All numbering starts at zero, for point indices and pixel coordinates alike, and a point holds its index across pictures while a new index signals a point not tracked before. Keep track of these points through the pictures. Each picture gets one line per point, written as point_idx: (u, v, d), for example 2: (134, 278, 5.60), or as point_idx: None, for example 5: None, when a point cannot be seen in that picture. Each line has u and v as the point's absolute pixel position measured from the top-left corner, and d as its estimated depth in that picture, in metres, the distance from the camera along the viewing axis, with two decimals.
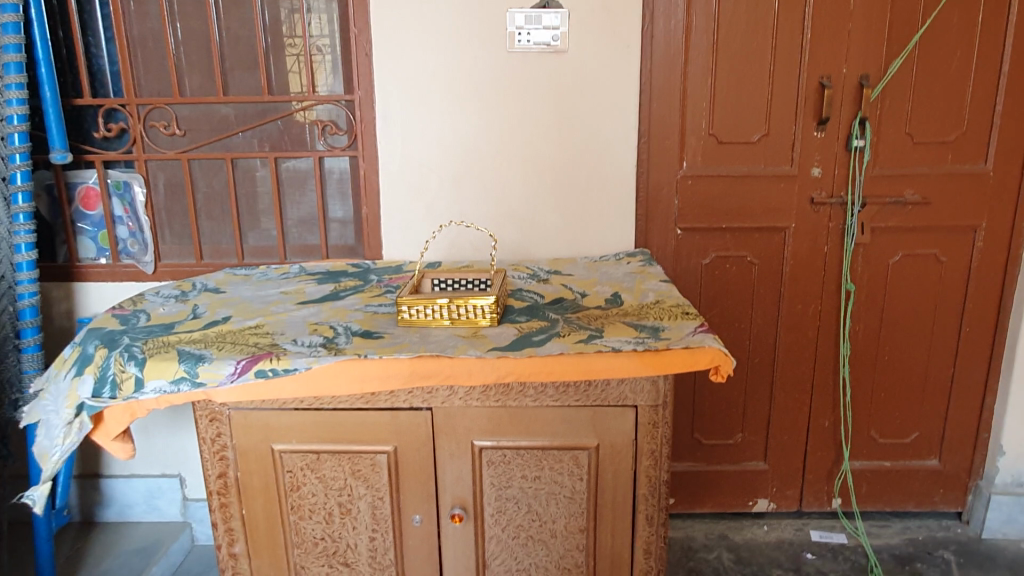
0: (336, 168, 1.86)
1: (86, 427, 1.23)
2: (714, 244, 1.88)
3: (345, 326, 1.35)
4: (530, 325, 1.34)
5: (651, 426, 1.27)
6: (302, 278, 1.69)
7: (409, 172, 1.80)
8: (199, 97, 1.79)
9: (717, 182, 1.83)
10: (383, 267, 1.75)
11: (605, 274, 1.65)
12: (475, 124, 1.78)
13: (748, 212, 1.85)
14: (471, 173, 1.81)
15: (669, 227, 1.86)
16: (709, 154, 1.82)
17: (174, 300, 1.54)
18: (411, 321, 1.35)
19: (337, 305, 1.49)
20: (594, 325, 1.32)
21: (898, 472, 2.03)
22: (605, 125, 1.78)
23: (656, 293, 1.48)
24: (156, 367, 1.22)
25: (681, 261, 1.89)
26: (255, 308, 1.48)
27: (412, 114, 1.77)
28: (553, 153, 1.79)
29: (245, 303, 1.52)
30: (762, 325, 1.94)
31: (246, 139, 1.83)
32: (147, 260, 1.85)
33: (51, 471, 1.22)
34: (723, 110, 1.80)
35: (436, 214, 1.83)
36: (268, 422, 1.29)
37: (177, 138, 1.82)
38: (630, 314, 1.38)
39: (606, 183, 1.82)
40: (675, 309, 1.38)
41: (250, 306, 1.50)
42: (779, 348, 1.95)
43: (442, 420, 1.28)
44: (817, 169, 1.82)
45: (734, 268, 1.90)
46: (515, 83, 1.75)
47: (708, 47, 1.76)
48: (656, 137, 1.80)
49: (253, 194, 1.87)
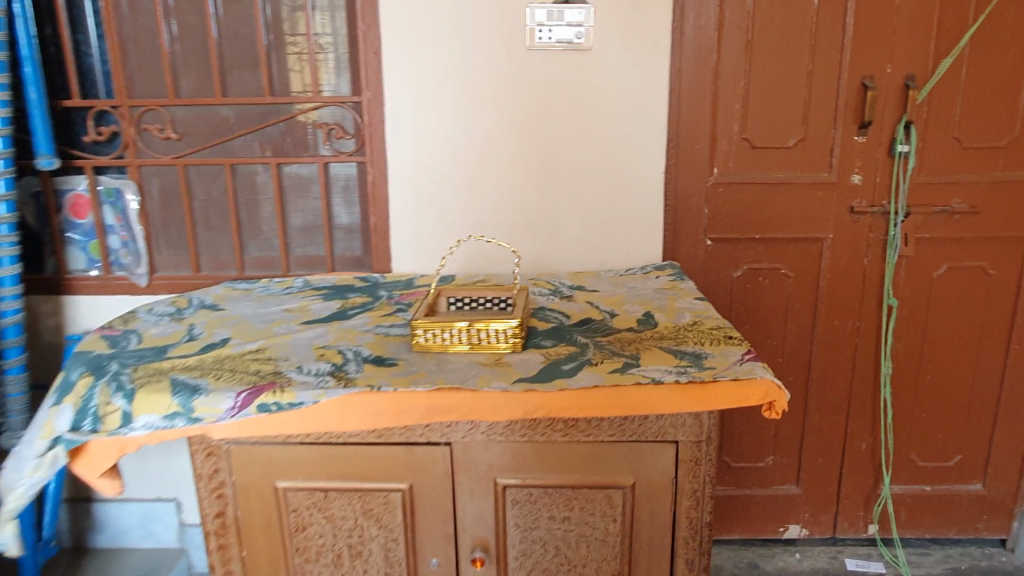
0: (342, 174, 1.73)
1: (59, 461, 1.10)
2: (746, 256, 1.76)
3: (355, 351, 1.23)
4: (558, 350, 1.22)
5: (693, 463, 1.16)
6: (307, 293, 1.57)
7: (420, 179, 1.68)
8: (196, 98, 1.67)
9: (751, 190, 1.71)
10: (394, 282, 1.63)
11: (633, 290, 1.53)
12: (493, 127, 1.65)
13: (783, 221, 1.73)
14: (488, 180, 1.69)
15: (699, 238, 1.74)
16: (742, 159, 1.70)
17: (169, 320, 1.42)
18: (426, 346, 1.23)
19: (345, 326, 1.36)
20: (629, 351, 1.20)
21: (939, 497, 1.92)
22: (631, 129, 1.66)
23: (693, 313, 1.36)
24: (147, 400, 1.10)
25: (712, 273, 1.77)
26: (255, 328, 1.36)
27: (425, 117, 1.65)
28: (575, 158, 1.67)
29: (245, 323, 1.40)
30: (796, 342, 1.82)
31: (246, 144, 1.70)
32: (140, 272, 1.74)
33: (15, 507, 1.09)
34: (758, 113, 1.67)
35: (450, 223, 1.71)
36: (271, 457, 1.17)
37: (173, 142, 1.69)
38: (666, 337, 1.26)
39: (631, 191, 1.69)
40: (717, 333, 1.26)
41: (251, 326, 1.38)
42: (815, 366, 1.83)
43: (463, 455, 1.16)
44: (857, 175, 1.70)
45: (767, 281, 1.78)
46: (535, 83, 1.63)
47: (742, 45, 1.64)
48: (686, 142, 1.68)
49: (254, 202, 1.75)
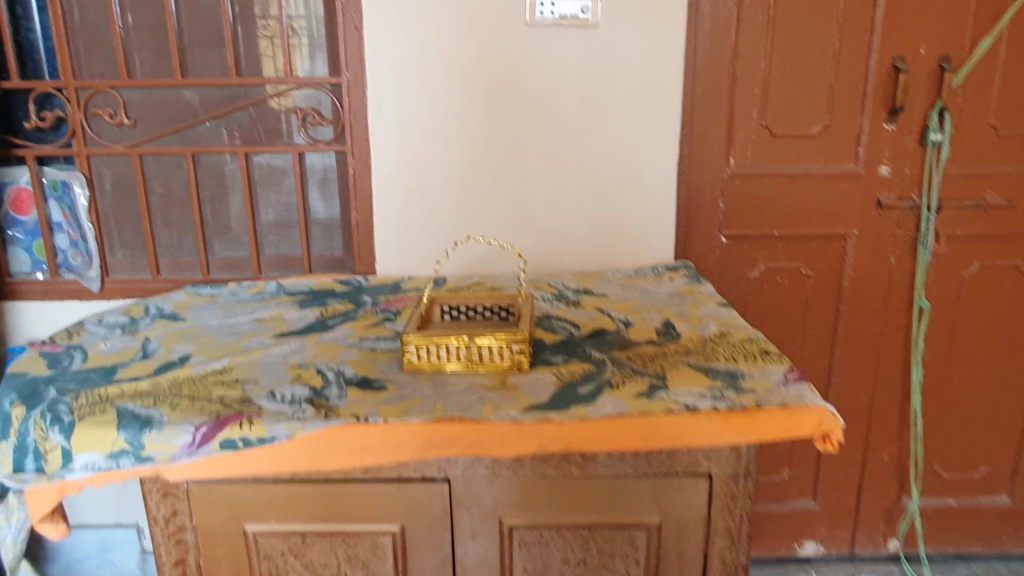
0: (320, 166, 1.56)
1: None
2: (764, 254, 1.61)
3: (336, 372, 1.06)
4: (571, 369, 1.06)
5: (728, 499, 1.01)
6: (280, 299, 1.39)
7: (407, 171, 1.51)
8: (152, 79, 1.48)
9: (770, 183, 1.57)
10: (378, 286, 1.46)
11: (646, 294, 1.38)
12: (488, 113, 1.49)
13: (805, 216, 1.59)
14: (483, 173, 1.52)
15: (713, 235, 1.59)
16: (761, 149, 1.55)
17: (121, 333, 1.24)
18: (419, 365, 1.06)
19: (324, 339, 1.20)
20: (653, 370, 1.05)
21: (964, 510, 1.81)
22: (642, 116, 1.50)
23: (719, 322, 1.21)
24: (88, 436, 0.92)
25: (727, 274, 1.62)
26: (221, 343, 1.19)
27: (412, 102, 1.47)
28: (580, 148, 1.51)
29: (209, 336, 1.22)
30: (816, 348, 1.68)
31: (211, 131, 1.52)
32: (92, 275, 1.55)
33: None
34: (779, 97, 1.52)
35: (440, 220, 1.54)
36: (238, 497, 1.00)
37: (126, 129, 1.50)
38: (692, 352, 1.11)
39: (641, 184, 1.54)
40: (751, 347, 1.10)
41: (217, 341, 1.20)
42: (835, 373, 1.70)
43: (463, 492, 1.00)
44: (885, 167, 1.56)
45: (785, 282, 1.63)
46: (535, 64, 1.46)
47: (763, 23, 1.48)
48: (701, 130, 1.52)
49: (221, 197, 1.56)
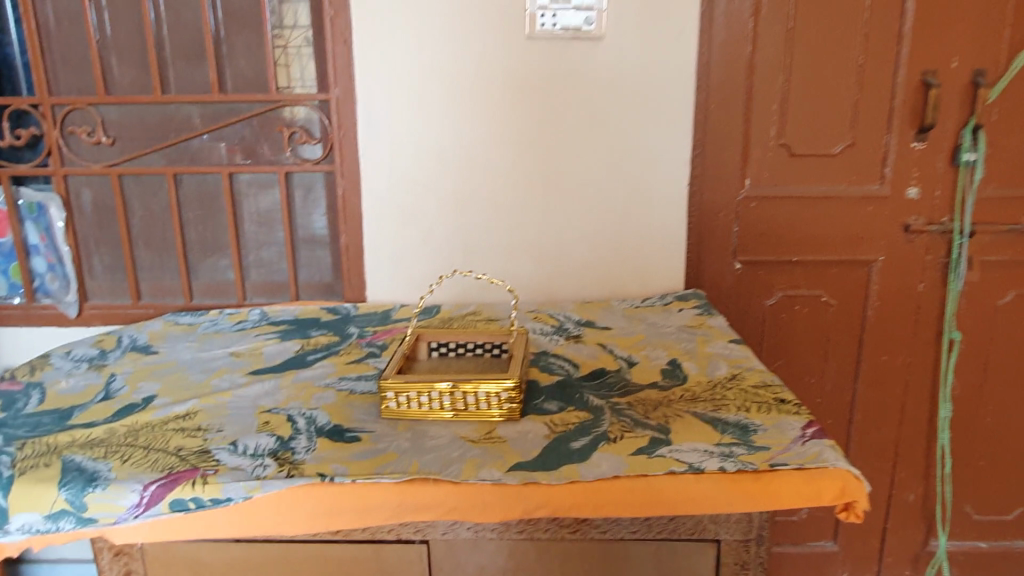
0: (307, 187, 1.46)
1: None
2: (781, 281, 1.51)
3: (307, 419, 0.97)
4: (566, 418, 0.96)
5: (738, 568, 0.90)
6: (261, 330, 1.31)
7: (400, 193, 1.43)
8: (132, 95, 1.40)
9: (788, 205, 1.46)
10: (367, 316, 1.38)
11: (652, 327, 1.28)
12: (486, 132, 1.40)
13: (826, 241, 1.48)
14: (480, 195, 1.43)
15: (726, 261, 1.49)
16: (779, 169, 1.45)
17: (86, 369, 1.15)
18: (399, 413, 0.97)
19: (301, 378, 1.11)
20: (655, 421, 0.95)
21: (997, 555, 1.68)
22: (650, 134, 1.40)
23: (730, 363, 1.10)
24: (27, 494, 0.83)
25: (742, 301, 1.52)
26: (189, 382, 1.10)
27: (406, 120, 1.39)
28: (584, 169, 1.42)
29: (179, 373, 1.13)
30: (837, 381, 1.57)
31: (193, 149, 1.43)
32: (70, 301, 1.48)
33: None
34: (799, 115, 1.42)
35: (436, 244, 1.45)
36: (197, 557, 0.91)
37: (105, 148, 1.43)
38: (700, 399, 1.00)
39: (649, 207, 1.44)
40: (765, 394, 1.00)
41: (187, 379, 1.11)
42: (859, 409, 1.58)
43: (443, 556, 0.90)
44: (913, 189, 1.45)
45: (805, 311, 1.52)
46: (538, 80, 1.37)
47: (782, 35, 1.38)
48: (713, 148, 1.42)
49: (204, 219, 1.47)
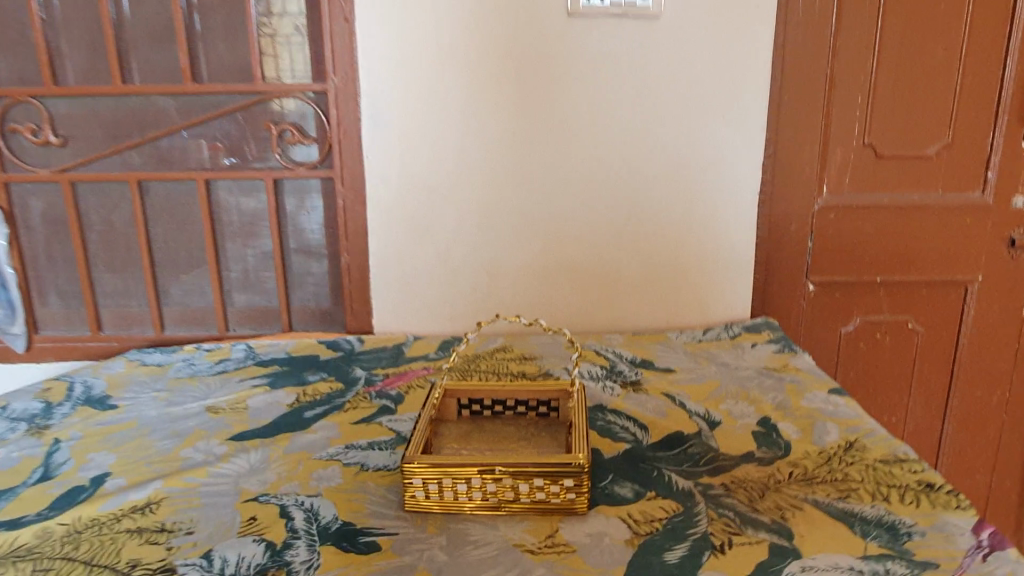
0: (300, 196, 1.21)
1: None
2: (861, 305, 1.29)
3: (307, 515, 0.74)
4: (648, 511, 0.73)
5: None
6: (246, 374, 1.07)
7: (413, 203, 1.19)
8: (85, 86, 1.15)
9: (874, 216, 1.23)
10: (375, 352, 1.15)
11: (726, 369, 1.05)
12: (517, 131, 1.16)
13: (916, 259, 1.26)
14: (508, 206, 1.19)
15: (799, 282, 1.26)
16: (863, 173, 1.22)
17: (24, 434, 0.91)
18: (428, 506, 0.74)
19: (296, 445, 0.87)
20: (769, 517, 0.72)
21: None
22: (714, 132, 1.16)
23: (841, 424, 0.87)
24: None
25: (815, 329, 1.30)
26: (153, 452, 0.86)
27: (418, 116, 1.15)
28: (633, 174, 1.18)
29: (141, 440, 0.89)
30: (923, 420, 1.35)
31: (162, 150, 1.18)
32: (15, 332, 1.24)
33: None
34: (890, 109, 1.19)
35: (454, 265, 1.22)
36: None
37: (54, 150, 1.18)
38: (817, 477, 0.78)
39: (712, 219, 1.20)
40: (902, 473, 0.78)
41: (151, 447, 0.87)
42: (946, 449, 1.37)
43: None
44: (1020, 197, 1.24)
45: (887, 339, 1.30)
46: (579, 67, 1.13)
47: (874, 12, 1.15)
48: (788, 149, 1.19)
49: (177, 234, 1.22)
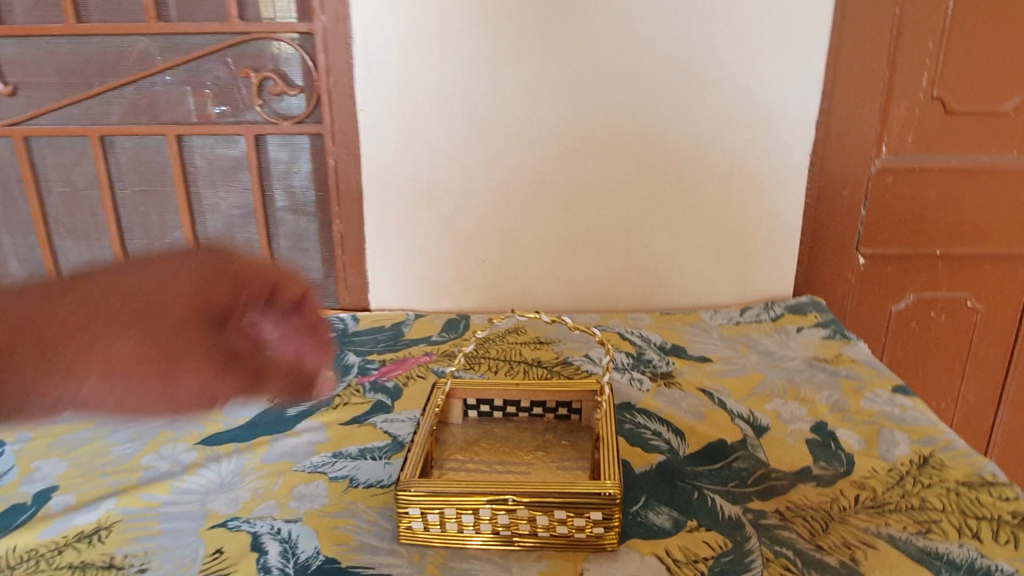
0: (285, 153, 1.07)
1: None
2: (916, 280, 1.14)
3: (284, 548, 0.62)
4: (690, 547, 0.61)
5: None
6: None
7: (414, 164, 1.05)
8: (35, 25, 1.00)
9: (938, 181, 1.08)
10: (372, 332, 1.03)
11: (769, 358, 0.93)
12: (535, 83, 1.01)
13: (982, 229, 1.11)
14: (524, 168, 1.05)
15: (848, 255, 1.12)
16: (929, 132, 1.06)
17: (25, 285, 0.56)
18: (428, 538, 0.62)
19: (276, 452, 0.75)
20: (836, 558, 0.59)
21: None
22: (762, 84, 1.01)
23: (911, 433, 0.75)
24: None
25: (864, 307, 1.16)
26: (120, 292, 0.59)
27: (422, 63, 0.99)
28: (668, 131, 1.03)
29: (164, 342, 0.60)
30: (975, 406, 1.23)
31: (128, 100, 1.03)
32: None
33: None
34: (965, 57, 1.03)
35: (462, 235, 1.09)
36: None
37: (4, 100, 1.04)
38: (891, 503, 0.66)
39: (753, 185, 1.06)
40: (993, 500, 0.65)
41: (168, 354, 0.61)
42: (998, 436, 1.26)
43: None
44: None
45: (943, 319, 1.17)
46: (609, 8, 0.97)
47: None
48: (847, 104, 1.03)
49: (147, 197, 1.08)
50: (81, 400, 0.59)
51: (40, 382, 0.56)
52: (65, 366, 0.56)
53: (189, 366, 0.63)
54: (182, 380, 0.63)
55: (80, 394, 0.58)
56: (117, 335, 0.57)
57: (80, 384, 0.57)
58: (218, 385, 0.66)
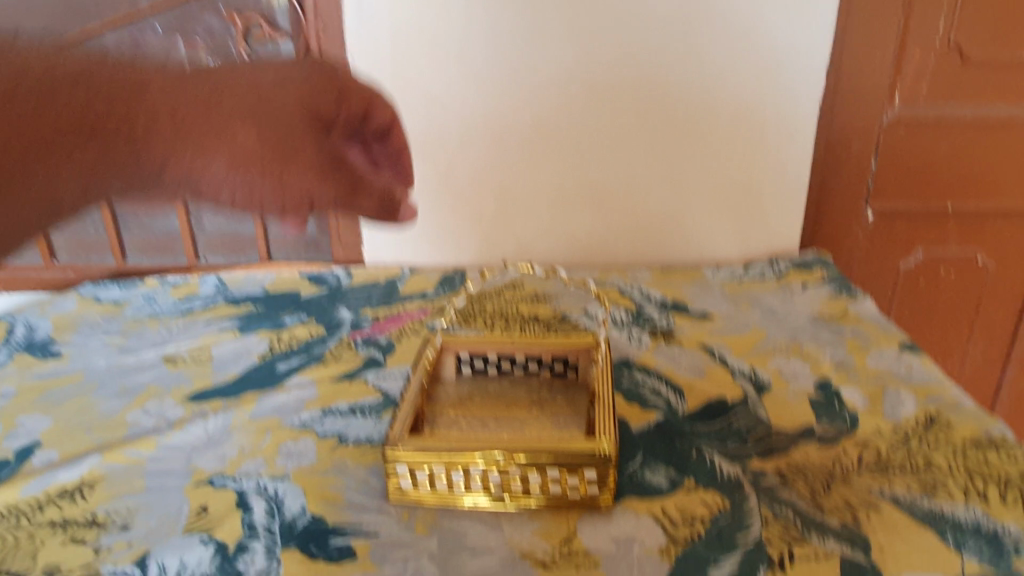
0: None
1: None
2: (926, 236, 1.11)
3: (270, 506, 0.60)
4: (687, 507, 0.60)
5: None
6: (215, 314, 0.93)
7: (407, 115, 1.01)
8: None
9: (952, 133, 1.04)
10: (365, 288, 1.00)
11: (772, 315, 0.90)
12: (532, 29, 0.96)
13: (996, 183, 1.07)
14: (521, 119, 1.01)
15: (855, 210, 1.09)
16: (945, 81, 1.01)
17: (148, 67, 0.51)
18: (418, 496, 0.60)
19: (265, 408, 0.73)
20: (837, 519, 0.58)
21: None
22: (771, 30, 0.96)
23: (918, 392, 0.73)
24: None
25: (871, 264, 1.13)
26: (260, 98, 0.54)
27: (413, 7, 0.95)
28: (671, 80, 0.99)
29: (275, 133, 0.53)
30: (982, 363, 1.21)
31: None
32: None
33: None
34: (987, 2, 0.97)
35: (458, 188, 1.05)
36: None
37: None
38: (895, 463, 0.64)
39: (758, 137, 1.02)
40: (1001, 460, 0.63)
41: (279, 149, 0.53)
42: (1005, 394, 1.24)
43: None
44: None
45: (952, 276, 1.14)
46: None
47: None
48: (859, 51, 0.98)
49: None
50: (197, 178, 0.52)
51: (144, 149, 0.49)
52: (193, 139, 0.51)
53: (296, 165, 0.54)
54: (290, 177, 0.54)
55: (206, 175, 0.52)
56: (236, 126, 0.52)
57: (207, 166, 0.52)
58: (320, 192, 0.55)
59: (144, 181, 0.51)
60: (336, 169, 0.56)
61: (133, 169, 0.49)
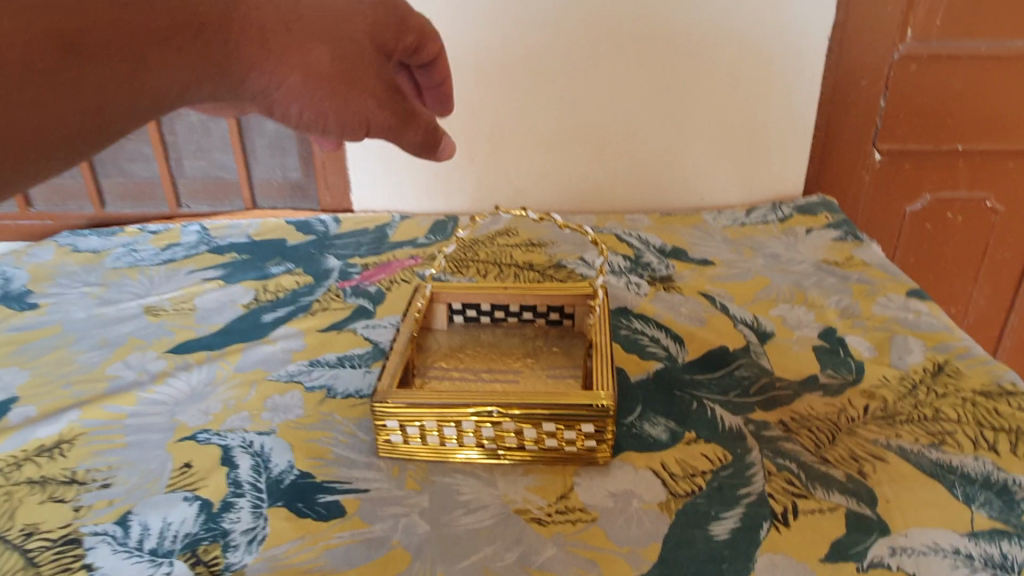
0: None
1: None
2: (934, 178, 1.08)
3: (255, 462, 0.58)
4: (688, 460, 0.58)
5: None
6: (198, 264, 0.89)
7: None
8: None
9: (965, 69, 1.00)
10: (354, 235, 0.97)
11: (775, 261, 0.87)
12: None
13: (1009, 122, 1.03)
14: (515, 56, 0.96)
15: (862, 151, 1.05)
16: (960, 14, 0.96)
17: None
18: (409, 450, 0.58)
19: (251, 361, 0.71)
20: (843, 472, 0.56)
21: None
22: None
23: (926, 340, 0.70)
24: None
25: (876, 208, 1.10)
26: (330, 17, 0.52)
27: None
28: (672, 15, 0.93)
29: (342, 57, 0.53)
30: (986, 308, 1.19)
31: None
32: None
33: None
34: None
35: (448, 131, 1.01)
36: None
37: None
38: (903, 413, 0.62)
39: (763, 76, 0.97)
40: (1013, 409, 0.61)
41: (346, 72, 0.53)
42: (1008, 338, 1.23)
43: None
44: None
45: (959, 219, 1.11)
46: None
47: None
48: None
49: None
50: (269, 88, 0.50)
51: (230, 54, 0.47)
52: (273, 52, 0.49)
53: (359, 92, 0.54)
54: (353, 100, 0.54)
55: (279, 87, 0.50)
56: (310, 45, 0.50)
57: (281, 79, 0.50)
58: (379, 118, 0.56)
59: (226, 90, 0.49)
60: (392, 97, 0.57)
61: (223, 81, 0.47)
